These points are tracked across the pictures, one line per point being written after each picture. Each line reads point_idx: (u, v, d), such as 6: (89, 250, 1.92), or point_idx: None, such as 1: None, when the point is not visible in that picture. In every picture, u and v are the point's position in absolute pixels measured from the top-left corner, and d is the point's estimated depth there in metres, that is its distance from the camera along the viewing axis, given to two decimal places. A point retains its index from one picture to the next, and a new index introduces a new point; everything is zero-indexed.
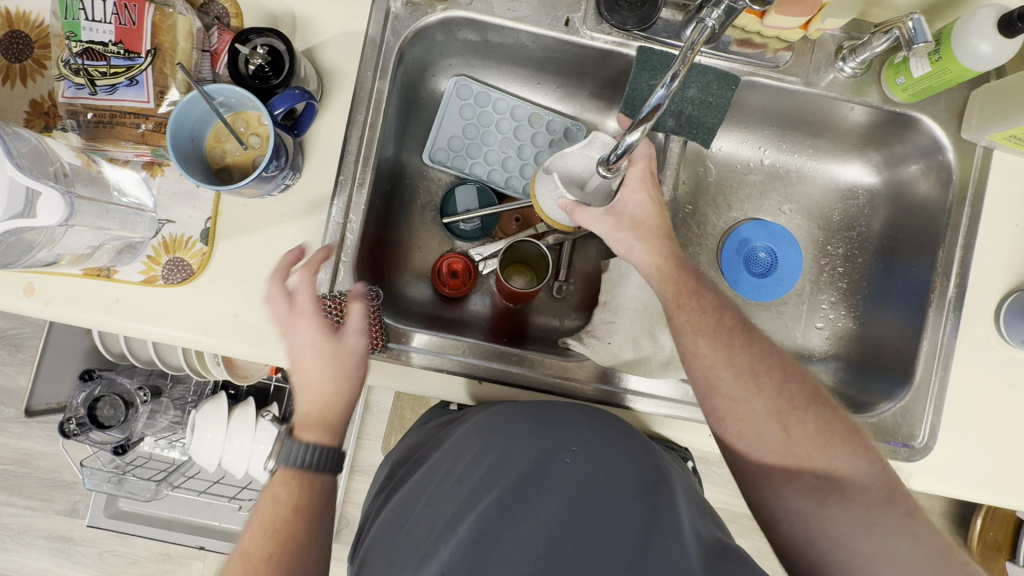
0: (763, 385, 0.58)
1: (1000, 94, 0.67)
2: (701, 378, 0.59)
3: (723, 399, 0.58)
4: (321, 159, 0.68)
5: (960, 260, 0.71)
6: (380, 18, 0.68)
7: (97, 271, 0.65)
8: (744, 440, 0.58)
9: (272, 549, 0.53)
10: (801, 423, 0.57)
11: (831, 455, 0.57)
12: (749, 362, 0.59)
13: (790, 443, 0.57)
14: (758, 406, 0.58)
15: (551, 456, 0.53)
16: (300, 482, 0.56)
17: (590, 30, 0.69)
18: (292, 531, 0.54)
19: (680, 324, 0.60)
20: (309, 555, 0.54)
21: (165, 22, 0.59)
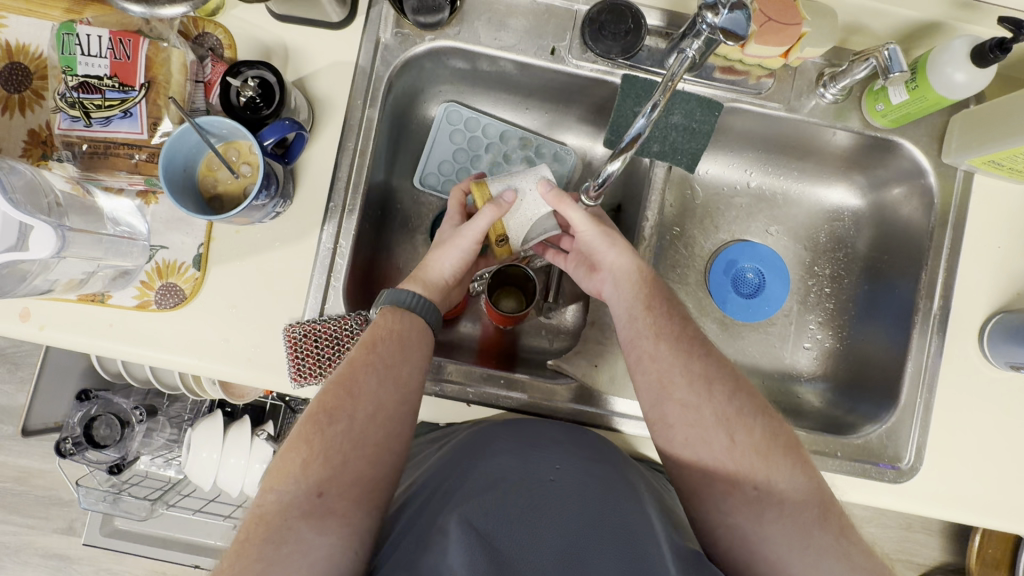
0: (713, 396, 0.60)
1: (978, 119, 0.68)
2: (655, 386, 0.61)
3: (675, 404, 0.60)
4: (312, 185, 0.70)
5: (943, 282, 0.72)
6: (370, 48, 0.70)
7: (91, 297, 0.66)
8: (689, 450, 0.59)
9: (377, 372, 0.59)
10: (746, 437, 0.59)
11: (771, 469, 0.58)
12: (701, 373, 0.61)
13: (733, 453, 0.58)
14: (707, 413, 0.59)
15: (535, 475, 0.56)
16: (406, 331, 0.62)
17: (575, 59, 0.71)
18: (395, 374, 0.59)
19: (641, 326, 0.64)
20: (411, 399, 0.60)
21: (159, 55, 0.60)
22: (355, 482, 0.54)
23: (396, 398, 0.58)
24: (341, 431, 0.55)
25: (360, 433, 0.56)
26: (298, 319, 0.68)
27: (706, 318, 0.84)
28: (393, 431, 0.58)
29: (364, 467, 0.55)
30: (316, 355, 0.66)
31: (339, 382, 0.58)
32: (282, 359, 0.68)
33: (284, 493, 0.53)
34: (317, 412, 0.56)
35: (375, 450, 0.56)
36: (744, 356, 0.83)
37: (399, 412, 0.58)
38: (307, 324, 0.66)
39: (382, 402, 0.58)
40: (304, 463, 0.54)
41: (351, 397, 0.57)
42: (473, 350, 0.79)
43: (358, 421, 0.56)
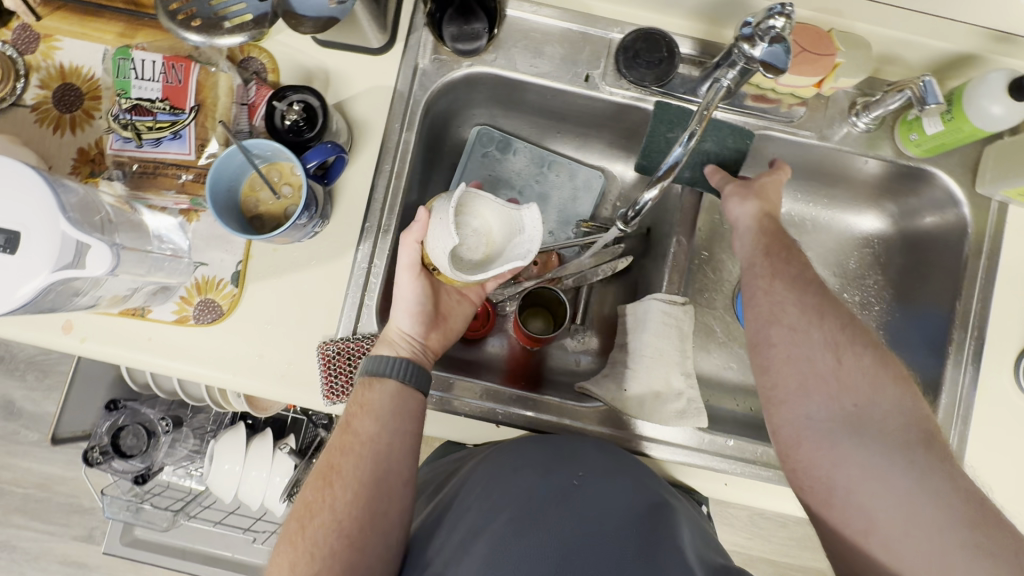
0: (824, 321, 0.59)
1: (1015, 151, 0.68)
2: (760, 311, 0.62)
3: (782, 328, 0.60)
4: (348, 206, 0.71)
5: (977, 313, 0.72)
6: (408, 73, 0.72)
7: (132, 310, 0.68)
8: (789, 367, 0.59)
9: (356, 453, 0.62)
10: (853, 361, 0.57)
11: (877, 394, 0.56)
12: (810, 300, 0.60)
13: (839, 375, 0.57)
14: (817, 336, 0.58)
15: (559, 482, 0.57)
16: (383, 404, 0.64)
17: (609, 85, 0.72)
18: (375, 450, 0.62)
19: (761, 270, 0.63)
20: (393, 473, 0.62)
21: (208, 80, 0.63)
22: (343, 570, 0.56)
23: (375, 477, 0.61)
24: (324, 523, 0.58)
25: (343, 520, 0.59)
26: (332, 337, 0.69)
27: (734, 343, 0.84)
28: (377, 512, 0.60)
29: (352, 552, 0.57)
30: (348, 372, 0.68)
31: (326, 467, 0.62)
32: (314, 376, 0.69)
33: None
34: (308, 500, 0.61)
35: (359, 534, 0.58)
36: None
37: (382, 491, 0.61)
38: (342, 341, 0.68)
39: (362, 483, 0.60)
40: (296, 558, 0.57)
41: (335, 481, 0.61)
42: (500, 371, 0.79)
43: (340, 510, 0.59)
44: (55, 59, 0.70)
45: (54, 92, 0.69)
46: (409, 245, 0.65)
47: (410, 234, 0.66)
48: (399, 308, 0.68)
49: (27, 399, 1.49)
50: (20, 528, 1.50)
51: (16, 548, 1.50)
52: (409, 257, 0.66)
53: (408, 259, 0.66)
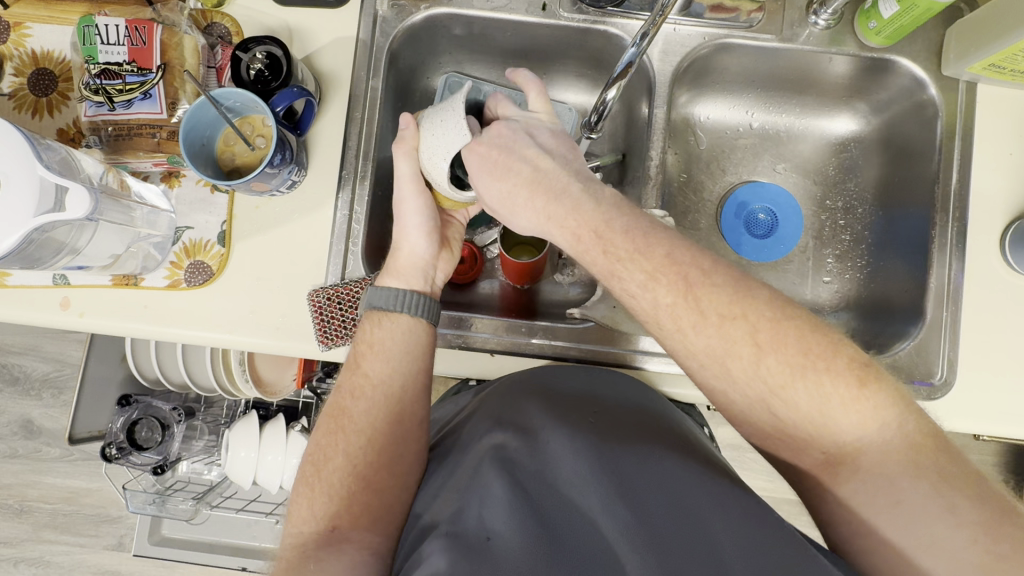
0: (735, 345, 0.52)
1: (975, 25, 0.68)
2: (675, 351, 0.55)
3: (672, 336, 0.54)
4: (324, 156, 0.72)
5: (956, 195, 0.72)
6: (368, 22, 0.73)
7: (125, 279, 0.69)
8: (719, 382, 0.54)
9: (367, 396, 0.63)
10: (790, 403, 0.51)
11: (825, 408, 0.50)
12: (713, 339, 0.53)
13: (761, 372, 0.52)
14: (701, 343, 0.53)
15: (581, 426, 0.58)
16: (393, 344, 0.65)
17: (567, 12, 0.73)
18: (387, 392, 0.63)
19: (602, 262, 0.56)
20: (407, 416, 0.63)
21: (172, 39, 0.64)
22: (362, 511, 0.58)
23: (389, 419, 0.62)
24: (339, 466, 0.60)
25: (359, 460, 0.60)
26: (322, 285, 0.71)
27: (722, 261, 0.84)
28: (391, 452, 0.61)
29: (369, 494, 0.59)
30: (342, 316, 0.69)
31: (336, 412, 0.63)
32: (307, 326, 0.70)
33: (305, 526, 0.58)
34: (322, 445, 0.62)
35: (376, 476, 0.60)
36: None
37: (395, 434, 0.62)
38: (330, 287, 0.69)
39: (376, 426, 0.62)
40: (314, 496, 0.59)
41: (347, 428, 0.62)
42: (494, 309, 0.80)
43: (355, 453, 0.61)
44: (26, 46, 0.71)
45: (28, 78, 0.71)
46: (404, 154, 0.63)
47: (404, 144, 0.63)
48: (412, 232, 0.68)
49: (46, 416, 1.52)
50: (52, 543, 1.52)
51: (50, 564, 1.52)
52: (409, 168, 0.64)
53: (409, 171, 0.64)
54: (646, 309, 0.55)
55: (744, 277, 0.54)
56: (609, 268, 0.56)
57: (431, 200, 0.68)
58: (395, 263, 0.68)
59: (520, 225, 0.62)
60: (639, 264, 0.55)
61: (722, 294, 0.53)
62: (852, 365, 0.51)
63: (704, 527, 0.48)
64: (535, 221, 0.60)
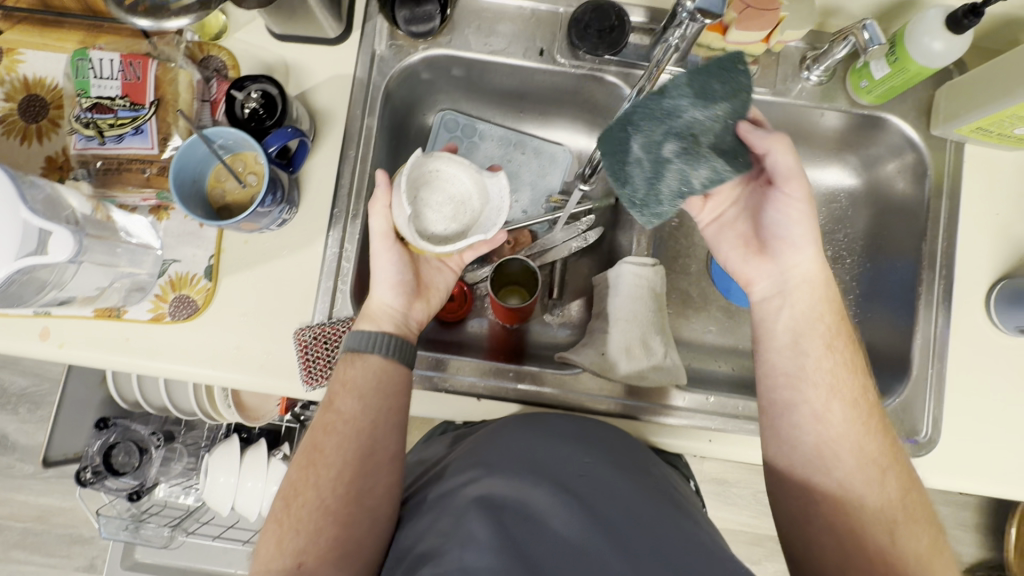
0: (891, 465, 0.58)
1: (964, 88, 0.70)
2: (830, 432, 0.59)
3: (848, 411, 0.60)
4: (316, 192, 0.72)
5: (943, 253, 0.73)
6: (366, 61, 0.73)
7: (107, 311, 0.68)
8: (857, 473, 0.58)
9: (341, 431, 0.62)
10: (909, 535, 0.55)
11: (919, 550, 0.55)
12: (872, 443, 0.59)
13: (887, 496, 0.57)
14: (872, 441, 0.59)
15: (564, 474, 0.58)
16: (366, 381, 0.64)
17: (564, 58, 0.74)
18: (359, 428, 0.62)
19: (829, 329, 0.63)
20: (379, 449, 0.62)
21: (167, 75, 0.66)
22: (331, 546, 0.57)
23: (361, 454, 0.61)
24: (308, 500, 0.59)
25: (331, 495, 0.59)
26: (309, 323, 0.70)
27: (711, 307, 0.85)
28: (363, 487, 0.60)
29: (337, 529, 0.58)
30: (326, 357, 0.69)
31: (310, 447, 0.62)
32: (292, 365, 0.69)
33: (270, 563, 0.56)
34: (293, 479, 0.61)
35: (345, 510, 0.58)
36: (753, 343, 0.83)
37: (367, 469, 0.61)
38: (317, 327, 0.68)
39: (347, 460, 0.61)
40: (282, 533, 0.57)
41: (320, 463, 0.61)
42: (482, 349, 0.79)
43: (326, 488, 0.59)
44: (18, 72, 0.71)
45: (19, 104, 0.70)
46: (380, 210, 0.65)
47: (377, 202, 0.65)
48: (381, 282, 0.68)
49: (20, 432, 1.48)
50: (20, 563, 1.47)
51: None
52: (381, 224, 0.66)
53: (381, 227, 0.65)
54: (844, 377, 0.61)
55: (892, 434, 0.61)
56: (830, 332, 0.63)
57: (404, 252, 0.69)
58: (365, 312, 0.68)
59: (784, 258, 0.65)
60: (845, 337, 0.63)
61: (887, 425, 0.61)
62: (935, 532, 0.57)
63: (677, 571, 0.47)
64: (810, 256, 0.64)
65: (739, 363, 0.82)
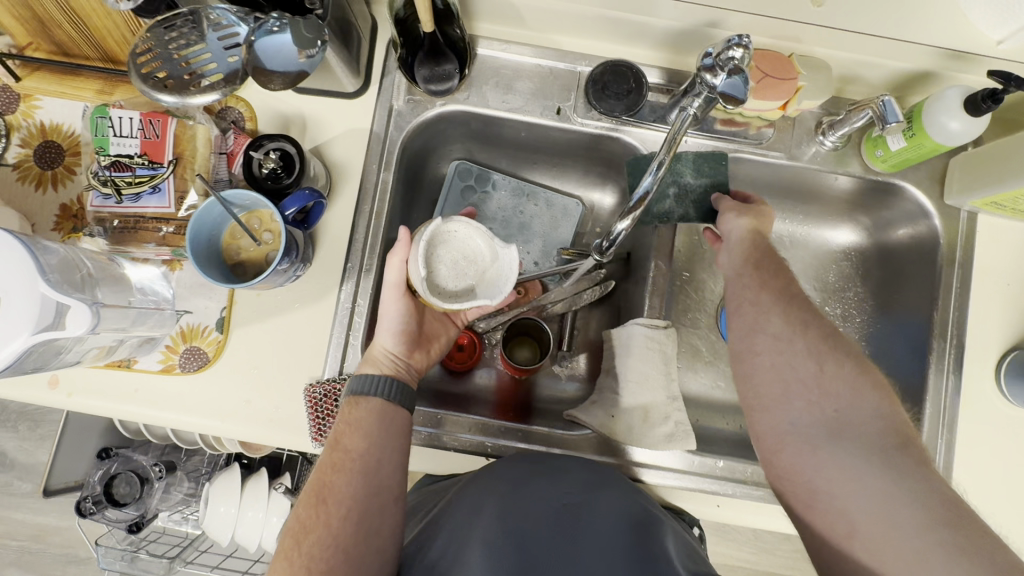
0: (811, 354, 0.59)
1: (978, 161, 0.70)
2: (751, 324, 0.62)
3: (759, 314, 0.62)
4: (330, 246, 0.72)
5: (954, 321, 0.73)
6: (383, 115, 0.73)
7: (118, 362, 0.68)
8: (774, 374, 0.59)
9: (348, 471, 0.59)
10: (838, 395, 0.57)
11: (856, 401, 0.56)
12: (805, 341, 0.60)
13: (820, 378, 0.58)
14: (798, 342, 0.60)
15: (547, 494, 0.59)
16: (371, 421, 0.62)
17: (581, 117, 0.74)
18: (365, 467, 0.59)
19: (751, 280, 0.64)
20: (385, 488, 0.60)
21: (186, 132, 0.65)
22: None
23: (369, 493, 0.59)
24: (319, 540, 0.55)
25: (340, 534, 0.56)
26: (319, 378, 0.70)
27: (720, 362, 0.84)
28: (371, 525, 0.58)
29: (347, 568, 0.55)
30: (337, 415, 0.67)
31: (315, 486, 0.58)
32: (301, 419, 0.69)
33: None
34: (297, 522, 0.57)
35: (356, 550, 0.56)
36: None
37: (373, 508, 0.58)
38: (329, 383, 0.68)
39: (357, 500, 0.58)
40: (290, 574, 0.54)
41: (325, 500, 0.57)
42: (489, 402, 0.79)
43: (336, 527, 0.56)
44: (35, 118, 0.71)
45: (35, 150, 0.70)
46: (395, 264, 0.64)
47: (394, 254, 0.64)
48: (382, 329, 0.67)
49: (18, 449, 1.46)
50: None
51: None
52: (394, 277, 0.65)
53: (395, 279, 0.64)
54: (769, 280, 0.64)
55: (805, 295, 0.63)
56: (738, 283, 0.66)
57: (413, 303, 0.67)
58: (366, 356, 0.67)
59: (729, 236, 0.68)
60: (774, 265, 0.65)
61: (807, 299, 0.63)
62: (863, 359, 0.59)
63: None
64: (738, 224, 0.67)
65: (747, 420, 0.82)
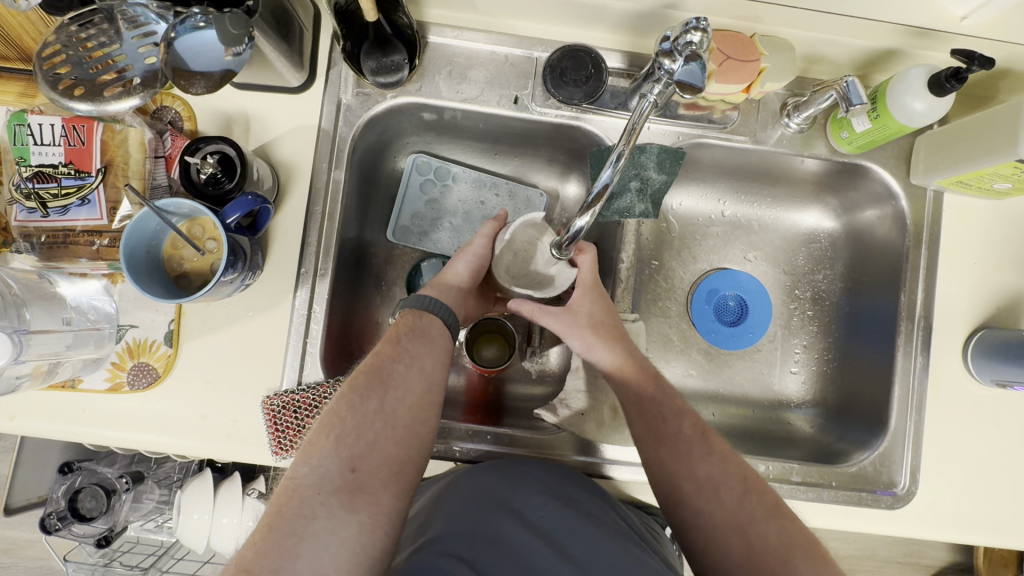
0: (720, 487, 0.58)
1: (942, 140, 0.69)
2: (653, 470, 0.61)
3: (660, 454, 0.60)
4: (282, 252, 0.69)
5: (922, 303, 0.72)
6: (332, 110, 0.69)
7: (61, 383, 0.64)
8: (691, 517, 0.57)
9: (406, 360, 0.58)
10: (761, 532, 0.55)
11: (774, 541, 0.54)
12: (710, 474, 0.58)
13: (735, 511, 0.56)
14: (703, 475, 0.58)
15: (522, 514, 0.56)
16: (430, 326, 0.61)
17: (539, 106, 0.71)
18: (422, 364, 0.58)
19: (640, 429, 0.62)
20: (438, 390, 0.59)
21: (115, 138, 0.62)
22: (386, 462, 0.52)
23: (425, 388, 0.57)
24: (372, 412, 0.54)
25: (393, 417, 0.55)
26: (277, 389, 0.67)
27: (691, 350, 0.83)
28: (422, 416, 0.56)
29: (395, 450, 0.53)
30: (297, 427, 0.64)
31: (369, 365, 0.57)
32: (260, 433, 0.66)
33: (316, 467, 0.50)
34: (349, 392, 0.55)
35: (404, 433, 0.54)
36: (732, 386, 0.83)
37: (426, 403, 0.57)
38: (286, 394, 0.65)
39: (412, 389, 0.57)
40: (338, 439, 0.52)
41: (381, 380, 0.56)
42: (459, 404, 0.77)
43: (390, 404, 0.55)
44: None
45: None
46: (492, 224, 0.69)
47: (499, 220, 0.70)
48: (463, 257, 0.68)
49: None
50: None
51: None
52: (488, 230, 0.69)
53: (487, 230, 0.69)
54: (664, 416, 0.62)
55: (699, 423, 0.62)
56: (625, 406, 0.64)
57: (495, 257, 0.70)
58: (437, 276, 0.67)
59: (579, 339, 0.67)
60: (665, 397, 0.63)
61: (700, 426, 0.62)
62: (770, 493, 0.58)
63: None
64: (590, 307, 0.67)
65: (719, 407, 0.82)
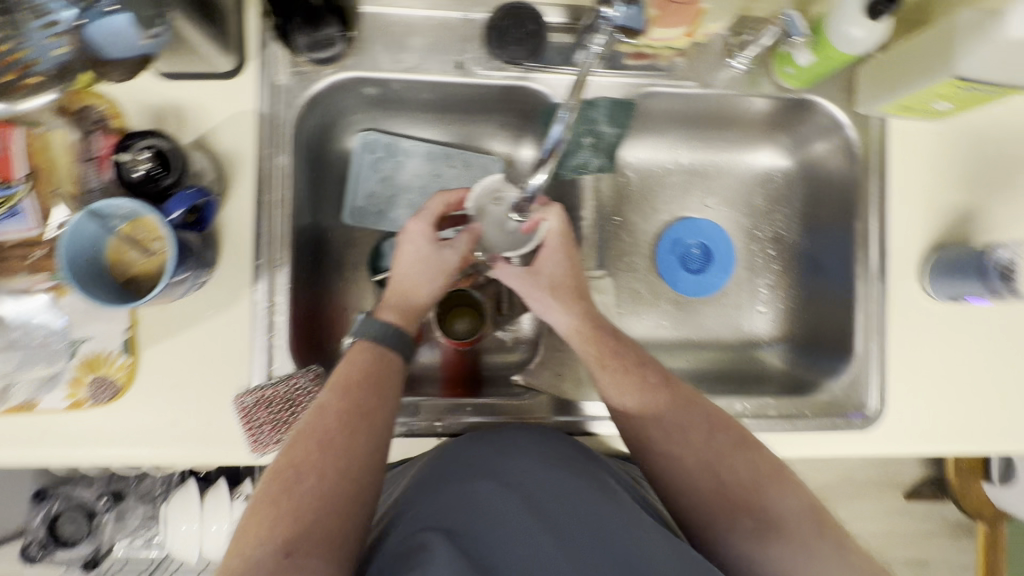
0: (689, 429, 0.59)
1: (883, 66, 0.70)
2: (625, 424, 0.61)
3: (629, 408, 0.61)
4: (234, 245, 0.66)
5: (877, 229, 0.74)
6: (269, 92, 0.66)
7: (19, 407, 0.61)
8: (666, 462, 0.59)
9: (345, 419, 0.55)
10: (734, 467, 0.57)
11: (746, 474, 0.56)
12: (678, 417, 0.59)
13: (707, 452, 0.58)
14: (672, 422, 0.59)
15: (498, 477, 0.56)
16: (368, 376, 0.58)
17: (484, 69, 0.70)
18: (363, 419, 0.55)
19: (607, 383, 0.62)
20: (383, 444, 0.56)
21: (38, 142, 0.60)
22: (327, 536, 0.49)
23: (368, 445, 0.54)
24: (309, 484, 0.51)
25: (332, 484, 0.51)
26: (248, 386, 0.65)
27: (661, 301, 0.84)
28: (365, 479, 0.53)
29: (337, 521, 0.50)
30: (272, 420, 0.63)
31: (305, 430, 0.54)
32: (236, 432, 0.65)
33: (249, 555, 0.48)
34: (283, 464, 0.52)
35: (346, 501, 0.51)
36: (705, 331, 0.84)
37: (370, 462, 0.54)
38: (257, 390, 0.63)
39: (354, 449, 0.53)
40: (272, 521, 0.49)
41: (316, 447, 0.53)
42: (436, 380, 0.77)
43: (330, 471, 0.52)
44: None
45: None
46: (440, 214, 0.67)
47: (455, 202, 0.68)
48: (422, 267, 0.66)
49: None
50: None
51: None
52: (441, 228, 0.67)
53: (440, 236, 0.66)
54: (627, 368, 0.62)
55: (660, 367, 0.63)
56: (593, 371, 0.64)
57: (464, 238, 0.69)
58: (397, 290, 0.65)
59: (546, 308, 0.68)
60: (627, 347, 0.64)
61: (661, 370, 0.63)
62: (737, 425, 0.60)
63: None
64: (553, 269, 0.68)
65: (693, 353, 0.83)
